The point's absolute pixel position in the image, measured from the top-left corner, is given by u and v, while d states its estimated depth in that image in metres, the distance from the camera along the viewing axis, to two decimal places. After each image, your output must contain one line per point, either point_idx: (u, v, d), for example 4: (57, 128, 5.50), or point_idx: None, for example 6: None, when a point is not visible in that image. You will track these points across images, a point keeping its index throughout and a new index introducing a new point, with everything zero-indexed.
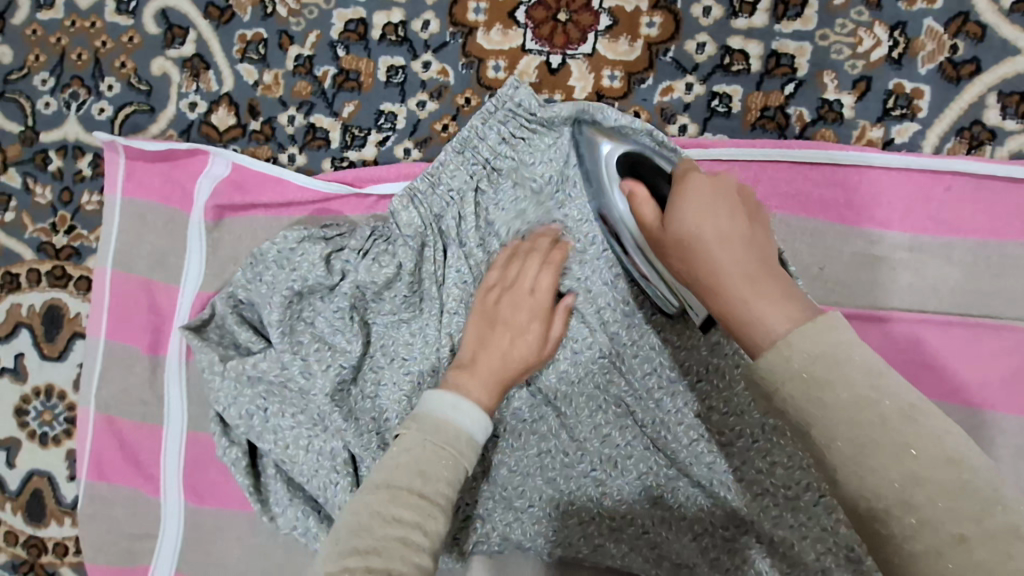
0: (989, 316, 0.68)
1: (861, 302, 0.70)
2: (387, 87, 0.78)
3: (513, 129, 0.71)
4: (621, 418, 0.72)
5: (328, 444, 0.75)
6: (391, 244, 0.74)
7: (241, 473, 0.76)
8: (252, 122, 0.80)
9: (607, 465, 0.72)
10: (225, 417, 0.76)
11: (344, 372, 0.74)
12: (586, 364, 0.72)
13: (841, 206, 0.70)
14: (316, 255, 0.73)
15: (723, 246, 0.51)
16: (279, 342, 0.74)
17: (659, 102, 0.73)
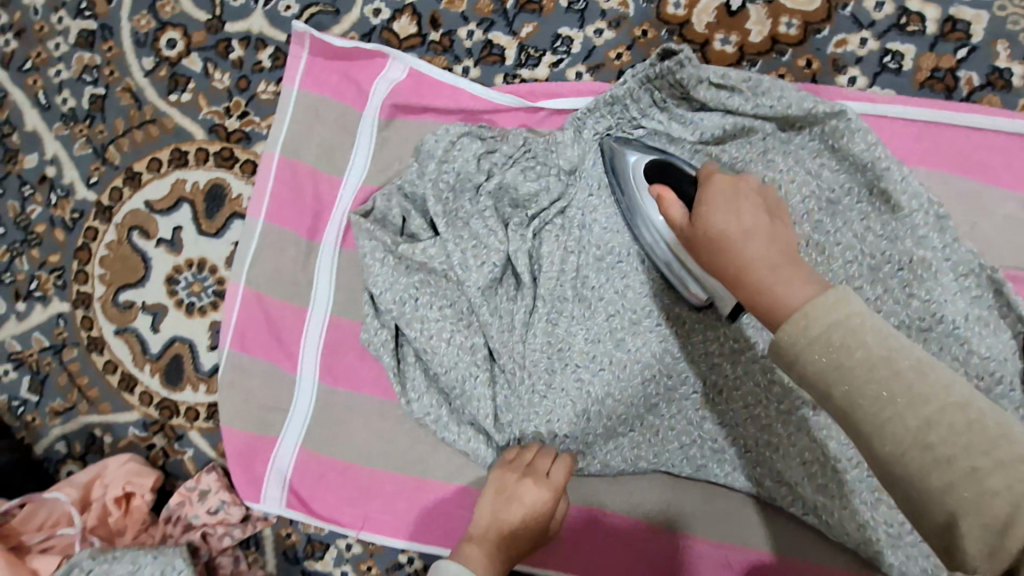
0: None
1: (1009, 265, 0.73)
2: (567, 13, 0.82)
3: (666, 96, 0.77)
4: (734, 354, 0.77)
5: (470, 339, 0.80)
6: (541, 162, 0.79)
7: (388, 354, 0.81)
8: (432, 33, 0.85)
9: (712, 392, 0.78)
10: (378, 300, 0.81)
11: (495, 271, 0.77)
12: (713, 299, 0.76)
13: (999, 170, 0.73)
14: (473, 152, 0.78)
15: (749, 237, 0.52)
16: (446, 231, 0.78)
17: (831, 53, 0.76)
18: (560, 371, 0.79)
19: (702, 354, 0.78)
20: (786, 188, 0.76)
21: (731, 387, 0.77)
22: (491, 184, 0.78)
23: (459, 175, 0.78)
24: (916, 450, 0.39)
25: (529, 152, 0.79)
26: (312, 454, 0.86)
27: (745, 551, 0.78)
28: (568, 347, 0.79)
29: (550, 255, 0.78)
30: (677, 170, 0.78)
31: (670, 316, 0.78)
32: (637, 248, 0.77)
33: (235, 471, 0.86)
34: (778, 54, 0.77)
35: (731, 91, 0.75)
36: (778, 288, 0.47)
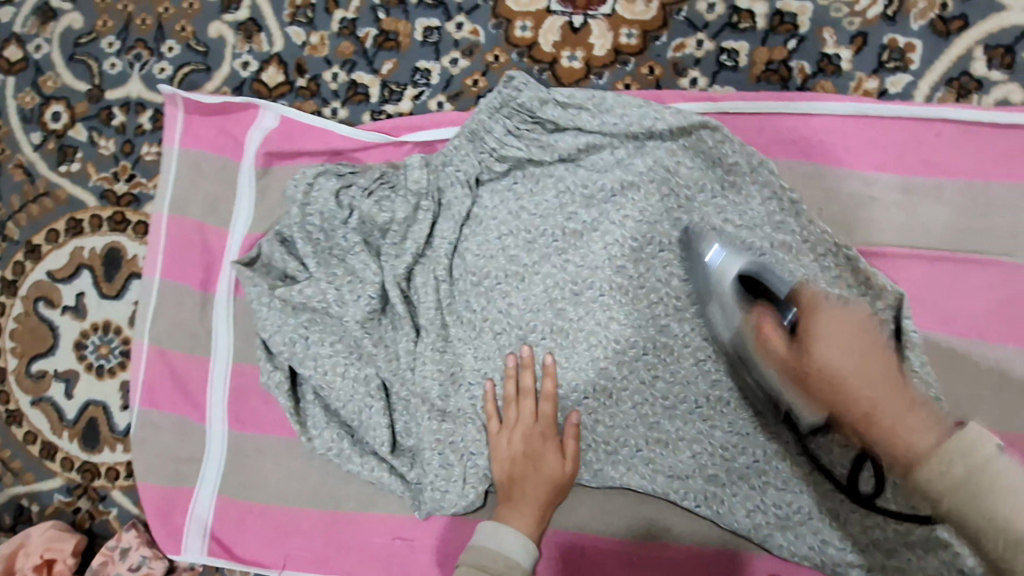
0: (974, 252, 0.74)
1: (857, 240, 0.76)
2: (423, 46, 0.85)
3: (518, 122, 0.78)
4: (618, 354, 0.80)
5: (363, 370, 0.82)
6: (395, 191, 0.80)
7: (283, 395, 0.83)
8: (299, 79, 0.88)
9: (601, 394, 0.80)
10: (270, 344, 0.83)
11: (373, 303, 0.80)
12: (587, 304, 0.80)
13: (839, 151, 0.76)
14: (328, 191, 0.79)
15: (862, 368, 0.62)
16: (317, 271, 0.80)
17: (672, 58, 0.80)
18: (455, 392, 0.82)
19: (589, 360, 0.80)
20: (643, 190, 0.78)
21: (620, 388, 0.80)
22: (354, 219, 0.80)
23: (328, 214, 0.80)
24: (961, 493, 0.50)
25: (393, 182, 0.81)
26: (229, 500, 0.88)
27: (649, 547, 0.82)
28: (461, 369, 0.82)
29: (424, 283, 0.81)
30: (531, 188, 0.81)
31: (554, 329, 0.81)
32: (512, 266, 0.81)
33: (156, 525, 0.89)
34: (622, 64, 0.81)
35: (578, 110, 0.78)
36: (900, 431, 0.58)
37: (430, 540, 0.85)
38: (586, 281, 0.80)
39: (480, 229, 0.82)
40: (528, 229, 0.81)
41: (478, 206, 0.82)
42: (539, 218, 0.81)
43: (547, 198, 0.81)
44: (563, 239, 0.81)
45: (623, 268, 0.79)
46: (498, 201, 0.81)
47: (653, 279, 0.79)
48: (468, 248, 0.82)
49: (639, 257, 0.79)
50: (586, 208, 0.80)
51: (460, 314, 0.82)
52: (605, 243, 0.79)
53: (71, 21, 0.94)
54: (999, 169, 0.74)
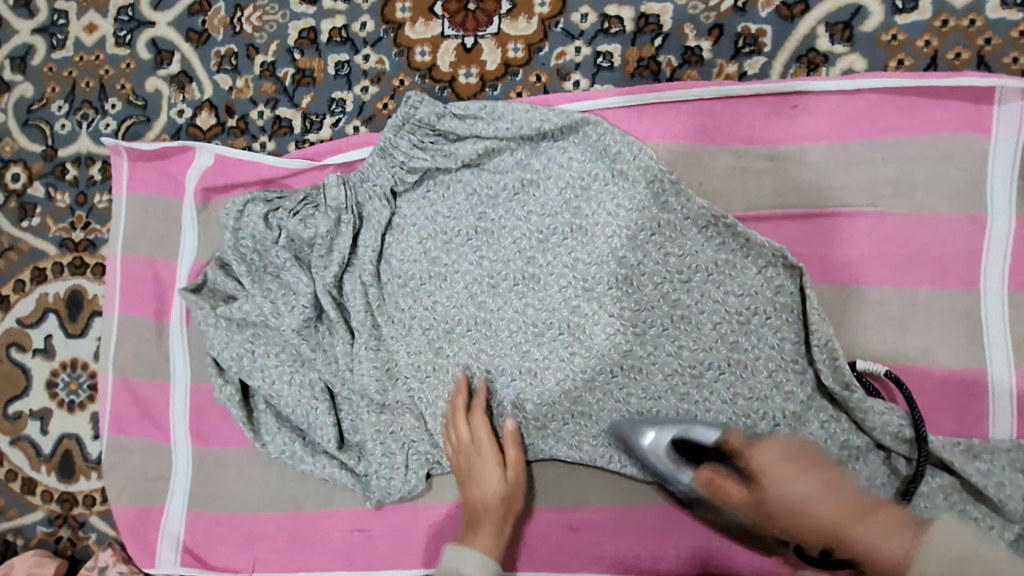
0: (842, 205, 0.82)
1: (737, 207, 0.83)
2: (336, 79, 0.94)
3: (421, 138, 0.87)
4: (537, 336, 0.85)
5: (306, 376, 0.89)
6: (318, 209, 0.89)
7: (235, 406, 0.90)
8: (229, 119, 0.97)
9: (526, 376, 0.85)
10: (220, 360, 0.90)
11: (307, 311, 0.87)
12: (504, 294, 0.87)
13: (710, 130, 0.84)
14: (257, 215, 0.88)
15: (819, 495, 0.73)
16: (252, 287, 0.88)
17: (555, 65, 0.89)
18: (391, 386, 0.88)
19: (510, 344, 0.86)
20: (542, 186, 0.86)
21: (542, 367, 0.85)
22: (282, 238, 0.88)
23: (261, 233, 0.88)
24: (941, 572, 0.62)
25: (317, 202, 0.89)
26: (198, 512, 0.95)
27: (584, 509, 0.89)
28: (395, 364, 0.88)
29: (354, 290, 0.89)
30: (443, 194, 0.89)
31: (477, 321, 0.87)
32: (434, 266, 0.89)
33: (131, 543, 0.95)
34: (512, 76, 0.90)
35: (474, 120, 0.86)
36: (879, 540, 0.68)
37: (384, 528, 0.91)
38: (500, 273, 0.87)
39: (401, 236, 0.90)
40: (443, 232, 0.89)
41: (398, 216, 0.90)
42: (453, 219, 0.89)
43: (457, 201, 0.89)
44: (476, 237, 0.88)
45: (532, 258, 0.86)
46: (414, 208, 0.90)
47: (560, 265, 0.85)
48: (392, 254, 0.90)
49: (546, 246, 0.86)
50: (493, 207, 0.88)
51: (389, 315, 0.89)
52: (514, 236, 0.87)
53: (22, 90, 1.03)
54: (853, 131, 0.82)
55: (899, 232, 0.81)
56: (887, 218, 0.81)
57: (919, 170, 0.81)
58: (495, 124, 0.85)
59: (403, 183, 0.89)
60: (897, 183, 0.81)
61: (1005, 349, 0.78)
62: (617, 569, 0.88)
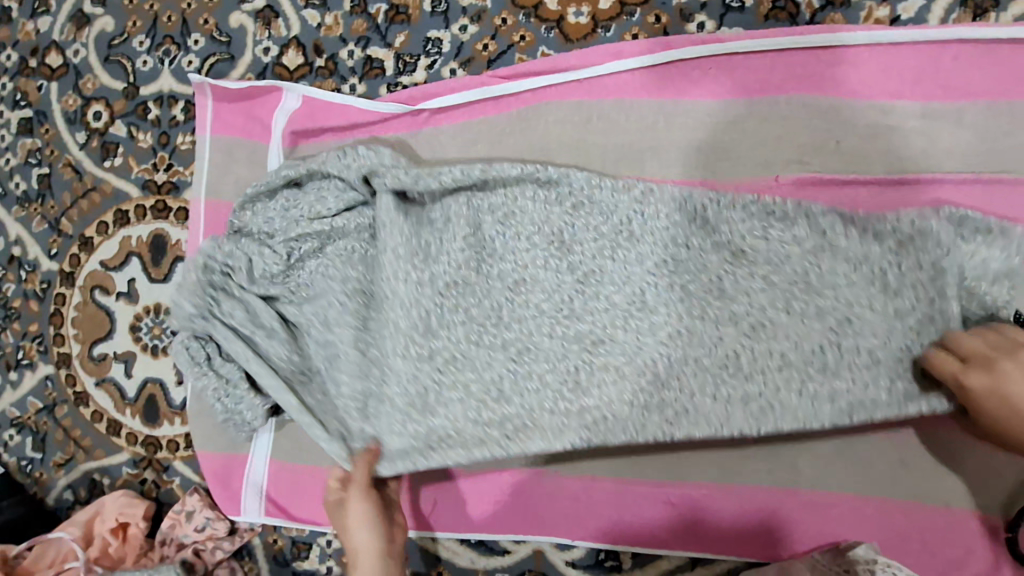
0: (1004, 172, 0.73)
1: (879, 170, 0.75)
2: (432, 17, 0.88)
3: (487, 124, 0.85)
4: (569, 254, 0.78)
5: (377, 367, 0.81)
6: (334, 184, 0.85)
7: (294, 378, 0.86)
8: (317, 59, 0.92)
9: (576, 274, 0.78)
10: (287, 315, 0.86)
11: (346, 290, 0.83)
12: (543, 268, 0.78)
13: (852, 81, 0.75)
14: (283, 183, 0.87)
15: None
16: (280, 247, 0.85)
17: (677, 5, 0.81)
18: (458, 325, 0.79)
19: (547, 263, 0.78)
20: (593, 210, 0.79)
21: (562, 264, 0.78)
22: (304, 207, 0.85)
23: (250, 313, 0.86)
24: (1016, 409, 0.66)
25: (328, 173, 0.86)
26: (281, 464, 0.94)
27: (685, 487, 0.82)
28: (451, 305, 0.79)
29: (398, 281, 0.79)
30: (486, 202, 0.82)
31: (519, 260, 0.79)
32: (488, 261, 0.80)
33: (215, 488, 0.95)
34: (628, 15, 0.82)
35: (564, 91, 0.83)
36: None
37: (465, 494, 0.88)
38: (555, 262, 0.78)
39: (438, 240, 0.81)
40: (569, 172, 0.80)
41: (436, 216, 0.82)
42: (503, 242, 0.80)
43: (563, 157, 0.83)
44: (525, 251, 0.79)
45: (582, 259, 0.78)
46: (462, 220, 0.82)
47: (635, 267, 0.77)
48: (440, 250, 0.80)
49: (599, 247, 0.78)
50: (535, 199, 0.81)
51: (440, 283, 0.79)
52: (564, 239, 0.79)
53: (104, 24, 1.00)
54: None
55: None
56: None
57: None
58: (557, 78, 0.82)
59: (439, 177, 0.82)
60: None
61: None
62: (706, 550, 0.81)
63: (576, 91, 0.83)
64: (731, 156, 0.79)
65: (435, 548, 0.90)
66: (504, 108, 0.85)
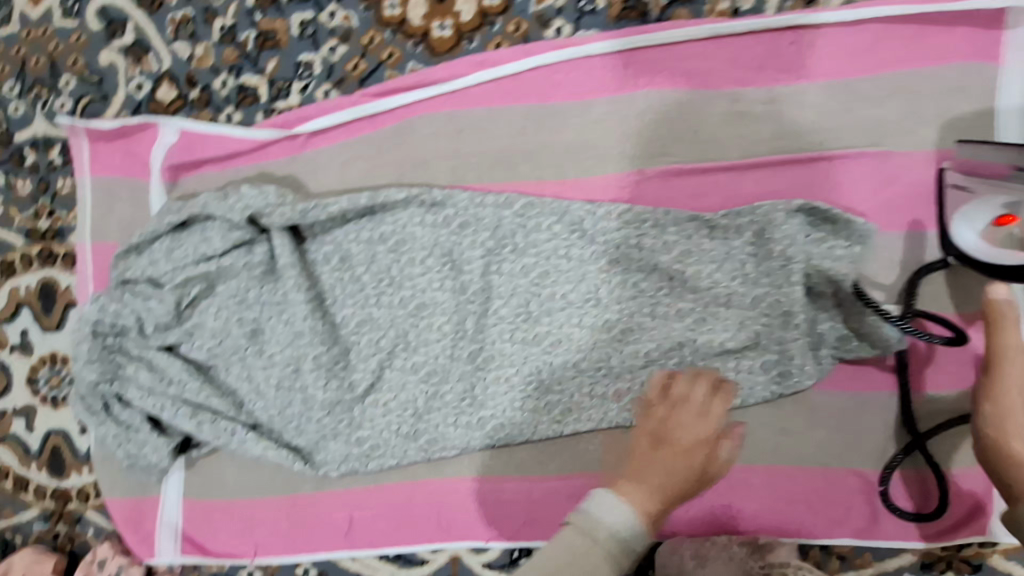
0: (848, 147, 0.77)
1: (735, 156, 0.79)
2: (301, 40, 0.88)
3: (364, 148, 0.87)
4: (456, 275, 0.85)
5: (302, 395, 0.87)
6: (219, 224, 0.85)
7: (206, 419, 0.86)
8: (191, 91, 0.91)
9: (464, 291, 0.85)
10: (194, 357, 0.87)
11: (253, 330, 0.87)
12: (437, 288, 0.86)
13: (702, 73, 0.79)
14: (169, 225, 0.85)
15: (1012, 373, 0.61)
16: (173, 294, 0.85)
17: (535, 11, 0.83)
18: (370, 348, 0.87)
19: (438, 284, 0.86)
20: (476, 232, 0.84)
21: (455, 282, 0.85)
22: (190, 249, 0.85)
23: (156, 372, 0.85)
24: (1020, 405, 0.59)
25: (212, 215, 0.84)
26: (194, 501, 0.92)
27: (588, 477, 0.85)
28: (360, 330, 0.87)
29: (302, 316, 0.86)
30: (377, 232, 0.86)
31: (415, 283, 0.86)
32: (388, 288, 0.87)
33: (129, 534, 0.93)
34: (490, 25, 0.84)
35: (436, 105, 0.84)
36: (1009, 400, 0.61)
37: (379, 509, 0.89)
38: (447, 283, 0.86)
39: (341, 271, 0.88)
40: (451, 193, 0.84)
41: (334, 248, 0.87)
42: (398, 267, 0.86)
43: (441, 168, 0.85)
44: (419, 274, 0.86)
45: (473, 276, 0.85)
46: (358, 250, 0.87)
47: (517, 280, 0.83)
48: (342, 280, 0.87)
49: (487, 263, 0.84)
50: (422, 223, 0.85)
51: (347, 313, 0.87)
52: (452, 258, 0.85)
53: None
54: (857, 66, 0.76)
55: (906, 172, 0.76)
56: (893, 158, 0.76)
57: (927, 105, 0.76)
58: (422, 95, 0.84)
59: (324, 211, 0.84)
60: (904, 121, 0.76)
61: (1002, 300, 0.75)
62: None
63: (447, 103, 0.84)
64: (598, 154, 0.82)
65: (357, 565, 0.91)
66: (380, 126, 0.86)
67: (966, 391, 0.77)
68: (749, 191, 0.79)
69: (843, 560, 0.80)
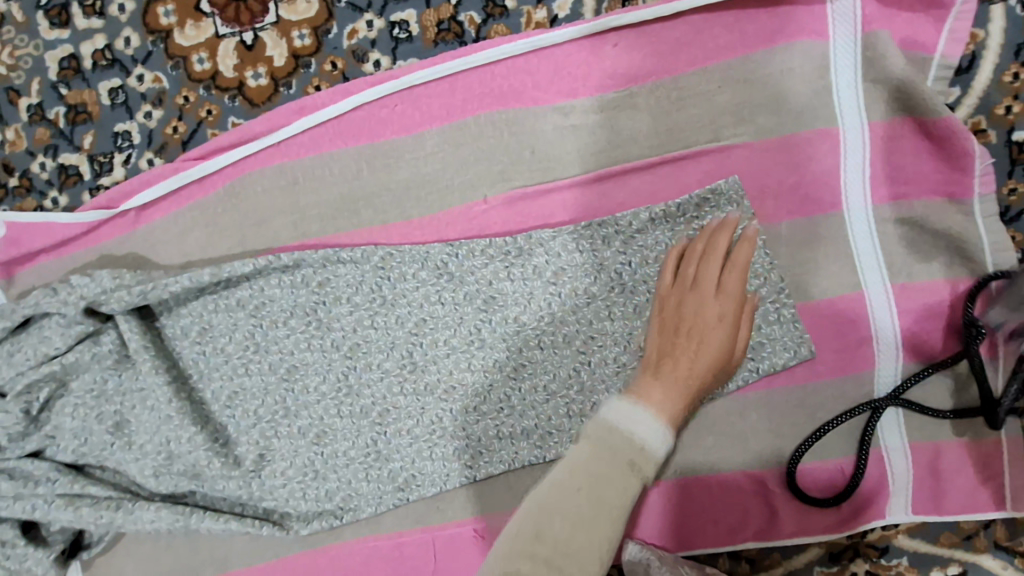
0: (688, 146, 0.74)
1: (578, 170, 0.75)
2: (114, 109, 0.82)
3: (204, 214, 0.81)
4: (321, 333, 0.80)
5: (185, 483, 0.81)
6: (57, 320, 0.79)
7: (88, 526, 0.80)
8: (10, 179, 0.85)
9: (331, 350, 0.80)
10: (66, 462, 0.82)
11: (118, 422, 0.82)
12: (304, 349, 0.80)
13: (529, 90, 0.75)
14: (4, 329, 0.79)
15: None
16: (19, 401, 0.79)
17: (349, 46, 0.79)
18: (247, 421, 0.81)
19: (302, 345, 0.80)
20: (333, 287, 0.79)
21: (320, 339, 0.80)
22: (28, 353, 0.79)
23: (19, 482, 0.80)
24: None
25: (47, 312, 0.79)
26: None
27: (488, 519, 0.81)
28: (234, 404, 0.82)
29: (166, 397, 0.80)
30: (234, 303, 0.81)
31: (281, 348, 0.80)
32: (254, 356, 0.81)
33: None
34: (305, 68, 0.79)
35: (265, 160, 0.79)
36: None
37: None
38: (312, 342, 0.80)
39: (202, 348, 0.81)
40: (301, 253, 0.78)
41: (190, 325, 0.81)
42: (262, 332, 0.81)
43: (281, 226, 0.80)
44: (282, 336, 0.80)
45: (337, 331, 0.80)
46: (217, 323, 0.81)
47: (385, 331, 0.79)
48: (204, 355, 0.81)
49: (350, 317, 0.79)
50: (280, 285, 0.80)
51: (216, 389, 0.82)
52: (313, 315, 0.80)
53: None
54: (681, 61, 0.73)
55: (749, 164, 0.73)
56: (735, 152, 0.73)
57: (760, 90, 0.72)
58: (254, 149, 0.79)
59: (169, 290, 0.78)
60: (740, 109, 0.73)
61: (880, 272, 0.72)
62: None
63: (277, 155, 0.79)
64: (440, 187, 0.78)
65: None
66: (211, 189, 0.81)
67: (856, 374, 0.72)
68: (598, 205, 0.75)
69: (752, 564, 0.78)
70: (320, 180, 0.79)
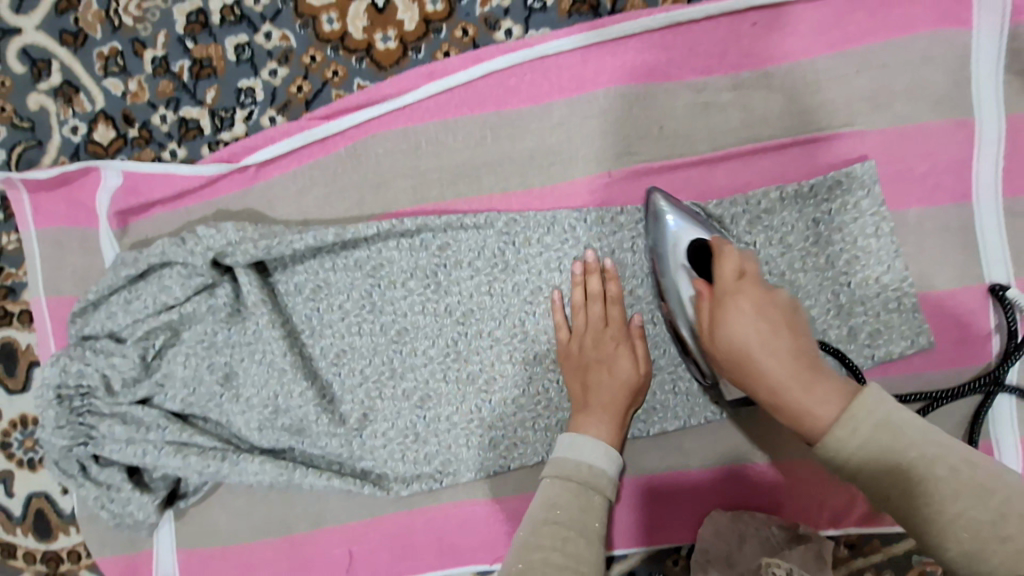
0: (819, 129, 0.74)
1: (705, 147, 0.76)
2: (239, 65, 0.84)
3: (324, 173, 0.82)
4: (435, 295, 0.81)
5: (290, 437, 0.82)
6: (179, 270, 0.80)
7: (193, 474, 0.81)
8: (129, 129, 0.86)
9: (443, 314, 0.81)
10: (175, 410, 0.83)
11: (227, 375, 0.82)
12: (416, 311, 0.81)
13: (662, 65, 0.75)
14: (124, 275, 0.81)
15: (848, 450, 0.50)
16: (136, 346, 0.81)
17: (481, 14, 0.80)
18: (355, 380, 0.82)
19: (415, 308, 0.81)
20: (451, 251, 0.80)
21: (432, 302, 0.81)
22: (148, 300, 0.80)
23: (132, 427, 0.81)
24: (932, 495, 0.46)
25: (171, 261, 0.80)
26: (189, 552, 0.89)
27: None
28: (342, 363, 0.82)
29: (278, 350, 0.80)
30: (350, 262, 0.82)
31: (394, 308, 0.81)
32: (365, 316, 0.82)
33: None
34: (435, 33, 0.81)
35: (389, 121, 0.80)
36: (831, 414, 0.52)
37: (377, 542, 0.86)
38: (424, 305, 0.81)
39: (314, 305, 0.83)
40: (422, 218, 0.79)
41: (305, 283, 0.82)
42: (375, 292, 0.81)
43: (400, 189, 0.81)
44: (395, 297, 0.81)
45: (451, 296, 0.80)
46: (331, 282, 0.82)
47: (499, 297, 0.79)
48: (316, 312, 0.83)
49: (465, 282, 0.80)
50: (399, 249, 0.80)
51: (324, 347, 0.83)
52: (428, 277, 0.80)
53: None
54: (817, 44, 0.73)
55: (879, 151, 0.73)
56: (866, 138, 0.73)
57: (897, 78, 0.73)
58: (382, 109, 0.79)
59: (292, 246, 0.79)
60: (875, 95, 0.73)
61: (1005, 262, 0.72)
62: (655, 542, 0.80)
63: (401, 117, 0.80)
64: (564, 157, 0.78)
65: None
66: (332, 148, 0.81)
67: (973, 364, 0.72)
68: (722, 184, 0.75)
69: (852, 549, 0.79)
70: (443, 144, 0.80)
